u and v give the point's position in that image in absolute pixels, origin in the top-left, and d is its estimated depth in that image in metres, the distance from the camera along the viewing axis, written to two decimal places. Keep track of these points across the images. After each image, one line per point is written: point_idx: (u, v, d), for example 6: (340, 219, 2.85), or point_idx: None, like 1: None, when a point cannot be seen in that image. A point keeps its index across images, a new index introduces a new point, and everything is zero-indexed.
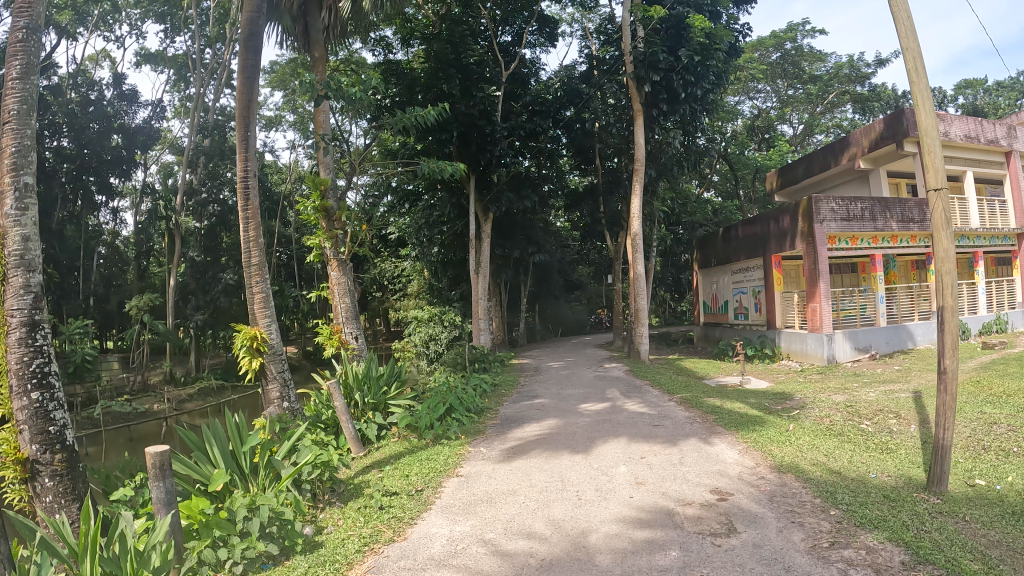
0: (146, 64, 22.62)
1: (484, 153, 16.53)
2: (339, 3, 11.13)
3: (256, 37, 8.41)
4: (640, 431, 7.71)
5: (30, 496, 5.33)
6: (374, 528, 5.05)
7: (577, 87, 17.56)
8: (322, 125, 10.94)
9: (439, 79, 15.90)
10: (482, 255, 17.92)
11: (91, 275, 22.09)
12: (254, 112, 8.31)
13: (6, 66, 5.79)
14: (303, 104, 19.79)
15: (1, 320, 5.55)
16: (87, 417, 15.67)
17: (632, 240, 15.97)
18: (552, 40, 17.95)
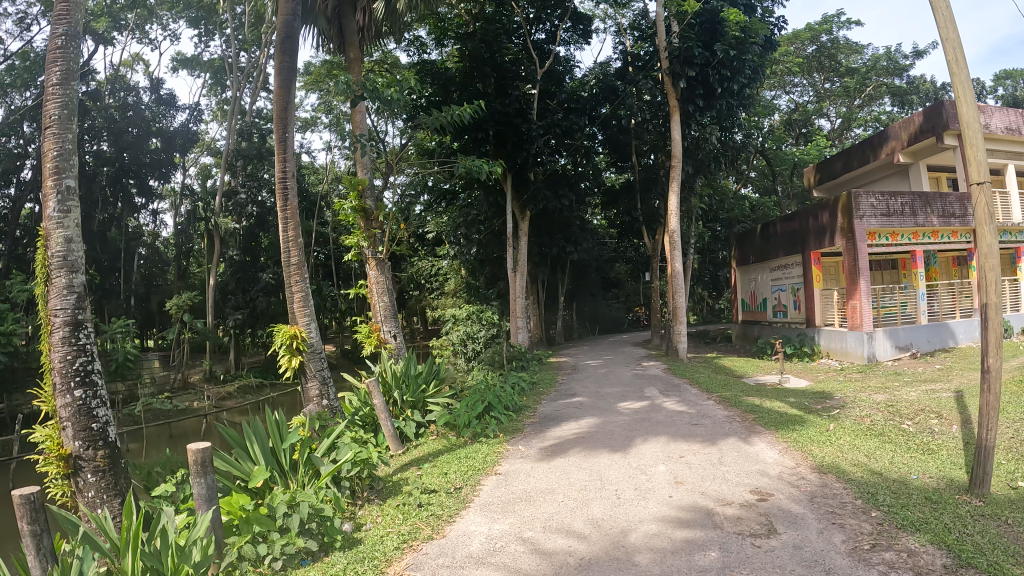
0: (183, 69, 23.08)
1: (521, 151, 16.61)
2: (373, 4, 11.25)
3: (291, 39, 8.49)
4: (679, 430, 7.64)
5: (73, 491, 5.47)
6: (413, 525, 5.08)
7: (612, 84, 17.59)
8: (359, 125, 11.04)
9: (475, 79, 16.14)
10: (520, 254, 17.93)
11: (133, 276, 22.63)
12: (291, 115, 8.46)
13: (47, 72, 5.94)
14: (337, 104, 20.00)
15: (46, 319, 5.70)
16: (127, 414, 16.07)
17: (670, 238, 15.82)
18: (586, 37, 17.81)
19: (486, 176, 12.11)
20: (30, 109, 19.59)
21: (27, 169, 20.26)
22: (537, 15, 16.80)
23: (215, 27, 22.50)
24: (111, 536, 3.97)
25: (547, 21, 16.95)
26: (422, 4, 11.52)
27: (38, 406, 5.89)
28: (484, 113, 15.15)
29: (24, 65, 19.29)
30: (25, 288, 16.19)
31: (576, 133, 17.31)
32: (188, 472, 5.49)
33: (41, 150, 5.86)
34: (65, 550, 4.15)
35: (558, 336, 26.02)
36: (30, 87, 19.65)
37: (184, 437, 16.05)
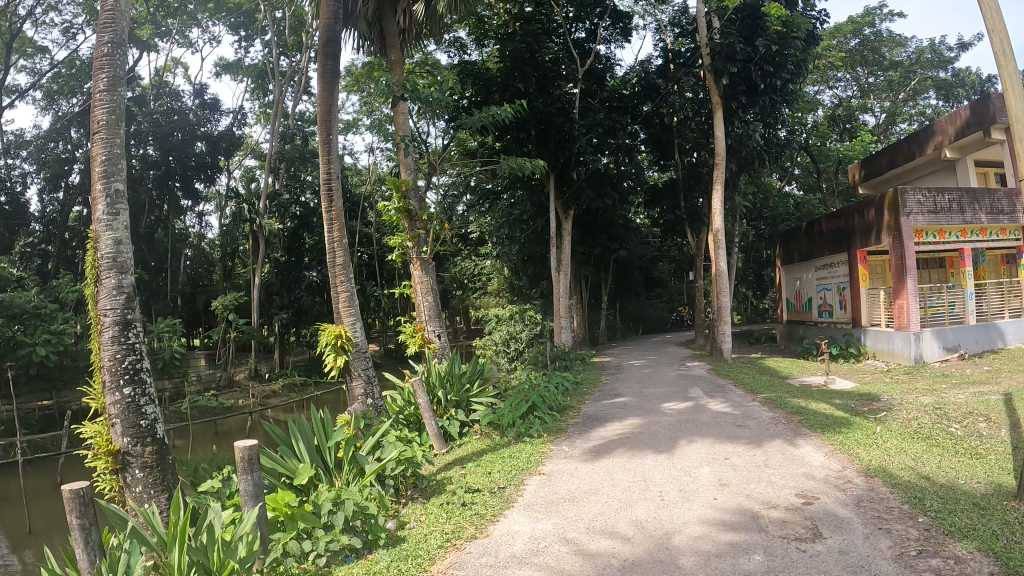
0: (225, 73, 23.56)
1: (563, 151, 16.46)
2: (413, 6, 11.36)
3: (334, 42, 8.58)
4: (724, 431, 7.55)
5: (122, 486, 5.62)
6: (457, 524, 5.10)
7: (653, 82, 17.17)
8: (401, 126, 11.13)
9: (516, 79, 16.04)
10: (564, 253, 17.91)
11: (180, 276, 23.12)
12: (334, 118, 8.61)
13: (94, 79, 6.09)
14: (379, 106, 20.19)
15: (96, 318, 5.86)
16: (174, 410, 16.50)
17: (713, 237, 15.61)
18: (626, 35, 17.74)
19: (529, 174, 12.08)
20: (79, 115, 20.24)
21: (76, 173, 20.91)
22: (576, 13, 16.70)
23: (256, 31, 22.88)
24: (158, 530, 4.07)
25: (587, 19, 16.90)
26: (463, 5, 11.58)
27: (89, 403, 6.06)
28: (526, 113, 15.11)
29: (71, 72, 19.92)
30: (76, 288, 16.72)
31: (619, 132, 17.21)
32: (234, 469, 5.59)
33: (91, 155, 6.03)
34: (113, 544, 4.24)
35: (602, 335, 25.79)
36: (77, 94, 20.27)
37: (229, 434, 16.51)
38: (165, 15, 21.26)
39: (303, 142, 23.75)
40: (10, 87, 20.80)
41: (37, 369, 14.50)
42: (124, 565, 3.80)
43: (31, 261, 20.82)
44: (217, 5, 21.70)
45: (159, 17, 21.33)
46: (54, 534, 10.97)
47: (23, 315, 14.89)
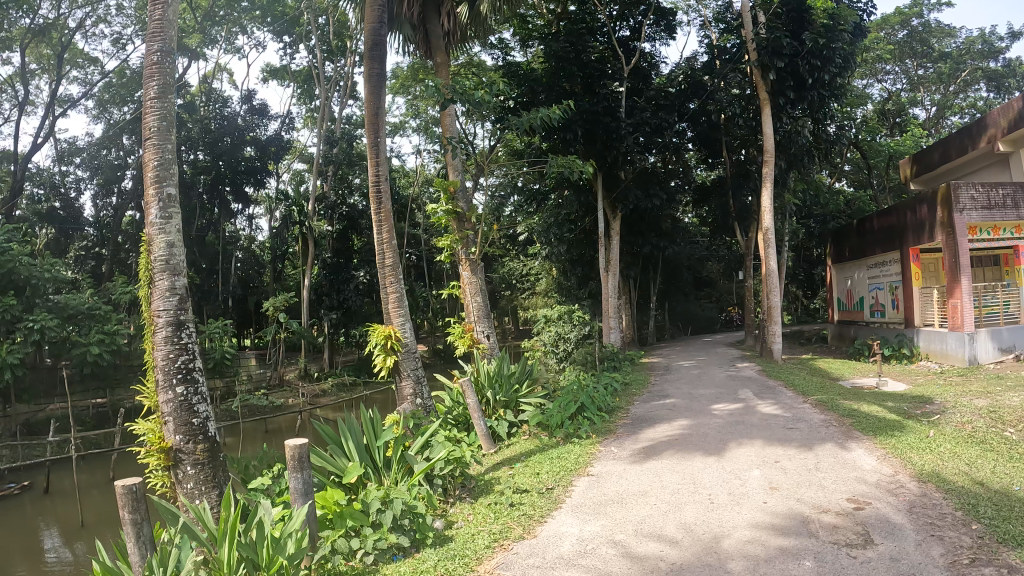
0: (272, 79, 24.06)
1: (611, 150, 16.47)
2: (458, 9, 11.46)
3: (379, 46, 8.69)
4: (774, 434, 7.41)
5: (174, 482, 5.77)
6: (504, 524, 5.12)
7: (699, 78, 17.31)
8: (449, 128, 11.25)
9: (561, 78, 15.96)
10: (613, 253, 17.82)
11: (231, 278, 23.68)
12: (382, 121, 8.70)
13: (145, 87, 6.25)
14: (425, 109, 20.34)
15: (151, 319, 6.02)
16: (225, 409, 16.96)
17: (763, 236, 15.34)
18: (671, 32, 17.57)
19: (578, 174, 12.06)
20: (129, 122, 20.87)
21: (129, 179, 21.60)
22: (621, 12, 16.70)
23: (301, 37, 23.28)
24: (208, 526, 4.16)
25: (630, 17, 16.79)
26: (507, 7, 11.64)
27: (142, 401, 6.24)
28: (572, 113, 15.07)
29: (122, 82, 20.58)
30: (129, 290, 17.30)
31: (666, 131, 17.04)
32: (284, 466, 5.70)
33: (144, 161, 6.20)
34: (163, 539, 4.34)
35: (650, 335, 25.53)
36: (128, 102, 20.95)
37: (278, 431, 17.06)
38: (212, 24, 21.82)
39: (348, 146, 24.13)
40: (64, 97, 21.57)
41: (91, 368, 14.97)
42: (175, 560, 3.90)
43: (85, 264, 21.57)
44: (262, 12, 22.15)
45: (206, 26, 21.91)
46: (106, 528, 11.34)
47: (78, 316, 15.44)
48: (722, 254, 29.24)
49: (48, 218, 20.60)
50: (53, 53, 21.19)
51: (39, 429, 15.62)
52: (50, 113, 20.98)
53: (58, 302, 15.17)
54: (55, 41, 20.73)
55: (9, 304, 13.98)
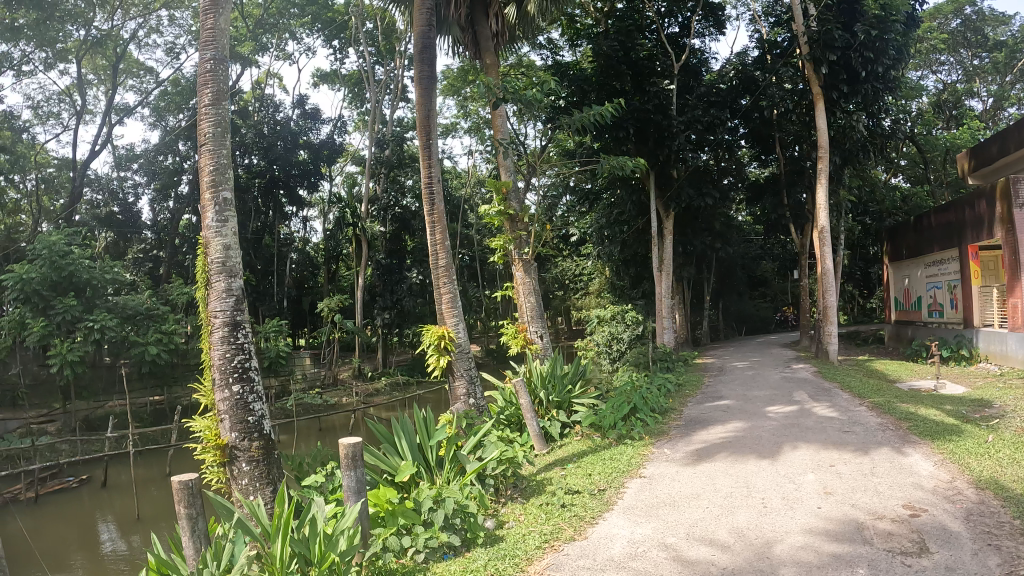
0: (323, 84, 24.52)
1: (662, 148, 16.29)
2: (505, 9, 11.49)
3: (428, 48, 8.78)
4: (829, 437, 7.23)
5: (229, 478, 5.92)
6: (555, 525, 5.11)
7: (751, 73, 17.02)
8: (500, 129, 11.31)
9: (611, 77, 15.86)
10: (664, 253, 17.63)
11: (285, 279, 24.21)
12: (433, 122, 8.79)
13: (200, 94, 6.43)
14: (476, 109, 20.44)
15: (208, 319, 6.20)
16: (281, 407, 17.41)
17: (818, 234, 14.99)
18: (720, 27, 17.35)
19: (631, 174, 11.97)
20: (185, 128, 21.53)
21: (185, 184, 22.24)
22: (669, 8, 16.49)
23: (350, 41, 23.65)
24: (262, 521, 4.25)
25: (679, 14, 16.68)
26: (555, 7, 11.67)
27: (198, 399, 6.43)
28: (623, 111, 14.97)
29: (177, 90, 21.33)
30: (186, 290, 17.81)
31: (718, 128, 16.81)
32: (337, 464, 5.79)
33: (200, 166, 6.38)
34: (217, 533, 4.44)
35: (702, 336, 25.17)
36: (183, 109, 21.66)
37: (332, 429, 17.44)
38: (263, 31, 22.40)
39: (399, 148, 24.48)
40: (121, 106, 22.37)
41: (149, 366, 15.49)
42: (229, 554, 3.98)
43: (143, 266, 22.31)
44: (312, 18, 22.60)
45: (258, 33, 22.46)
46: (161, 521, 11.69)
47: (137, 317, 15.98)
48: (775, 253, 28.66)
49: (108, 222, 21.38)
50: (110, 64, 21.99)
51: (100, 425, 16.21)
52: (107, 121, 21.76)
53: (117, 303, 15.72)
54: (110, 52, 21.44)
55: (70, 306, 14.55)
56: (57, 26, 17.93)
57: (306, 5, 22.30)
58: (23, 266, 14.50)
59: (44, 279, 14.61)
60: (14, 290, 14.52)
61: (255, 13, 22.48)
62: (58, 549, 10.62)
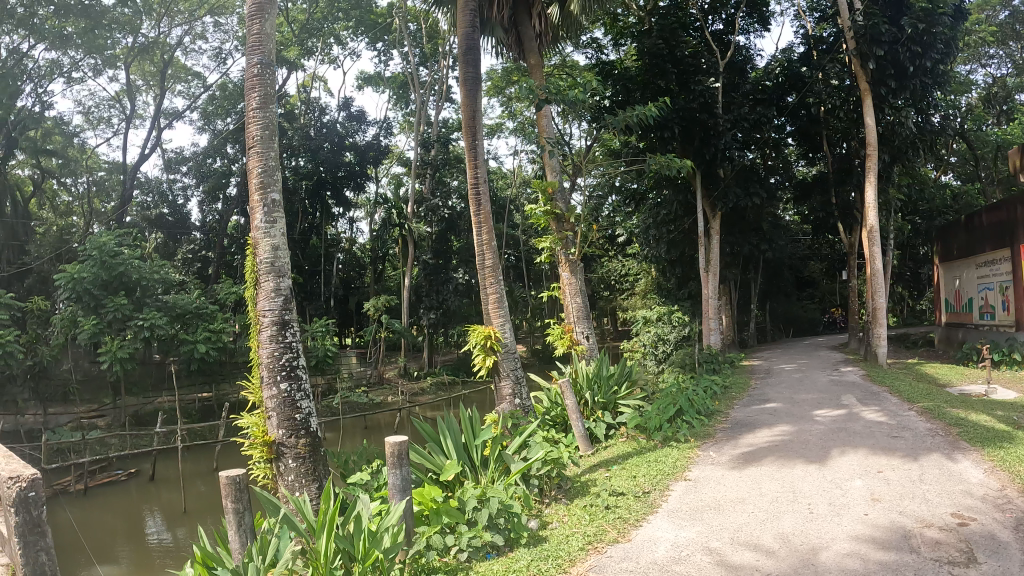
0: (367, 86, 24.86)
1: (708, 147, 16.08)
2: (548, 9, 11.49)
3: (473, 50, 8.83)
4: (877, 442, 7.05)
5: (276, 474, 6.05)
6: (599, 527, 5.09)
7: (797, 71, 16.72)
8: (545, 129, 11.33)
9: (655, 76, 15.71)
10: (710, 253, 17.40)
11: (332, 280, 24.65)
12: (479, 123, 8.85)
13: (248, 98, 6.56)
14: (521, 110, 20.49)
15: (258, 318, 6.33)
16: (327, 406, 17.72)
17: (867, 233, 14.62)
18: (765, 24, 17.05)
19: (677, 174, 11.85)
20: (232, 132, 22.08)
21: (233, 186, 22.74)
22: (713, 5, 16.30)
23: (394, 43, 23.94)
24: (307, 517, 4.31)
25: (723, 11, 16.48)
26: (598, 6, 11.62)
27: (248, 396, 6.59)
28: (668, 111, 14.84)
29: (224, 94, 22.01)
30: (234, 290, 18.24)
31: (765, 125, 16.61)
32: (383, 462, 5.87)
33: (249, 169, 6.52)
34: (263, 528, 4.52)
35: (748, 338, 24.80)
36: (232, 113, 22.31)
37: (377, 428, 17.68)
38: (309, 36, 22.84)
39: (443, 149, 24.68)
40: (170, 110, 23.04)
41: (198, 364, 15.88)
42: (274, 549, 4.06)
43: (192, 266, 22.77)
44: (355, 22, 22.94)
45: (303, 38, 22.91)
46: (207, 515, 12.00)
47: (187, 316, 16.45)
48: (823, 252, 28.04)
49: (158, 223, 22.08)
50: (160, 70, 22.67)
51: (149, 420, 16.67)
52: (157, 125, 22.44)
53: (167, 302, 16.19)
54: (158, 58, 22.08)
55: (121, 304, 15.01)
56: (105, 34, 18.53)
57: (350, 9, 22.64)
58: (76, 266, 15.06)
59: (95, 279, 15.14)
60: (67, 290, 15.08)
61: (300, 18, 22.96)
62: (105, 540, 10.97)
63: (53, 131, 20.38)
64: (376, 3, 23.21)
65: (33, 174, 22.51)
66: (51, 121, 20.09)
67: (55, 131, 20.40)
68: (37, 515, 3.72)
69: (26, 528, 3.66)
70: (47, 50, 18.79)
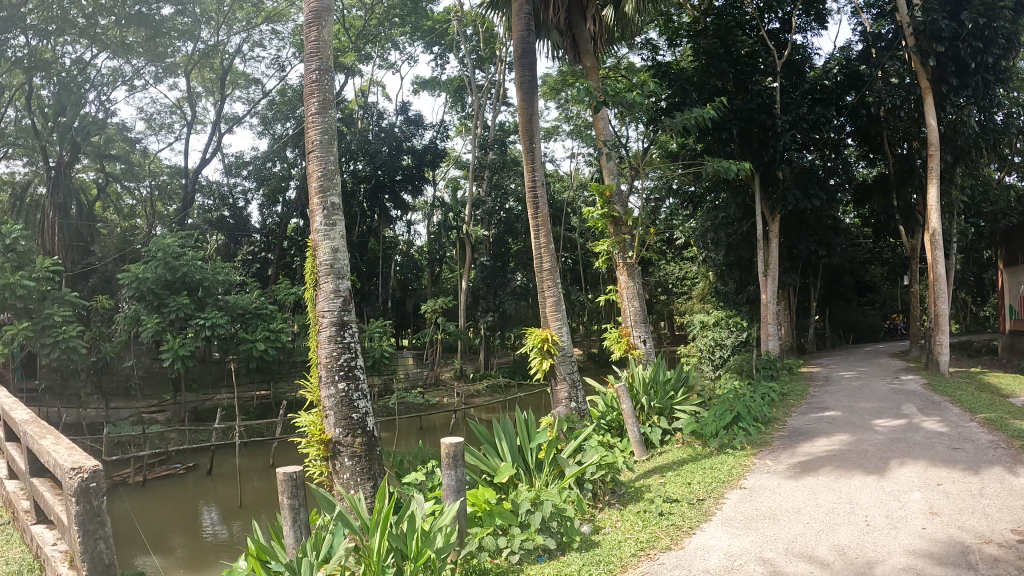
0: (424, 90, 25.21)
1: (767, 149, 15.77)
2: (603, 12, 11.46)
3: (528, 54, 8.87)
4: (937, 454, 6.79)
5: (332, 472, 6.20)
6: (652, 533, 5.03)
7: (855, 69, 16.16)
8: (602, 132, 11.29)
9: (713, 76, 15.43)
10: (770, 257, 17.02)
11: (390, 282, 25.05)
12: (535, 126, 8.85)
13: (308, 104, 6.72)
14: (578, 114, 20.47)
15: (317, 318, 6.48)
16: (383, 405, 18.02)
17: (930, 235, 14.05)
18: (823, 21, 16.61)
19: (735, 176, 11.61)
20: (292, 136, 22.74)
21: (293, 189, 23.31)
22: (769, 2, 15.95)
23: (450, 48, 24.25)
24: (361, 515, 4.36)
25: (780, 9, 16.07)
26: (652, 6, 11.62)
27: (306, 395, 6.75)
28: (726, 112, 14.58)
29: (285, 100, 22.80)
30: (293, 291, 18.71)
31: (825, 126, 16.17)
32: (437, 463, 5.93)
33: (309, 172, 6.66)
34: (317, 524, 4.59)
35: (807, 344, 24.16)
36: (291, 118, 22.97)
37: (432, 429, 17.92)
38: (365, 42, 23.33)
39: (499, 151, 24.83)
40: (230, 116, 23.80)
41: (257, 362, 16.30)
42: (327, 545, 4.13)
43: (252, 267, 23.33)
44: (412, 28, 23.31)
45: (360, 44, 23.40)
46: (262, 510, 12.32)
47: (246, 315, 16.93)
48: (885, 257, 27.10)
49: (219, 225, 22.77)
50: (217, 76, 23.45)
51: (209, 416, 17.20)
52: (218, 131, 23.20)
53: (228, 302, 16.70)
54: (218, 66, 22.83)
55: (183, 304, 15.56)
56: (165, 42, 19.37)
57: (406, 15, 22.96)
58: (140, 267, 15.75)
59: (158, 279, 15.76)
60: (132, 289, 15.71)
61: (357, 24, 23.44)
62: (163, 531, 11.35)
63: (116, 136, 21.35)
64: (431, 9, 23.52)
65: (97, 178, 23.49)
66: (114, 127, 20.99)
67: (117, 137, 21.34)
68: (98, 504, 3.48)
69: (85, 517, 3.43)
70: (109, 59, 19.74)
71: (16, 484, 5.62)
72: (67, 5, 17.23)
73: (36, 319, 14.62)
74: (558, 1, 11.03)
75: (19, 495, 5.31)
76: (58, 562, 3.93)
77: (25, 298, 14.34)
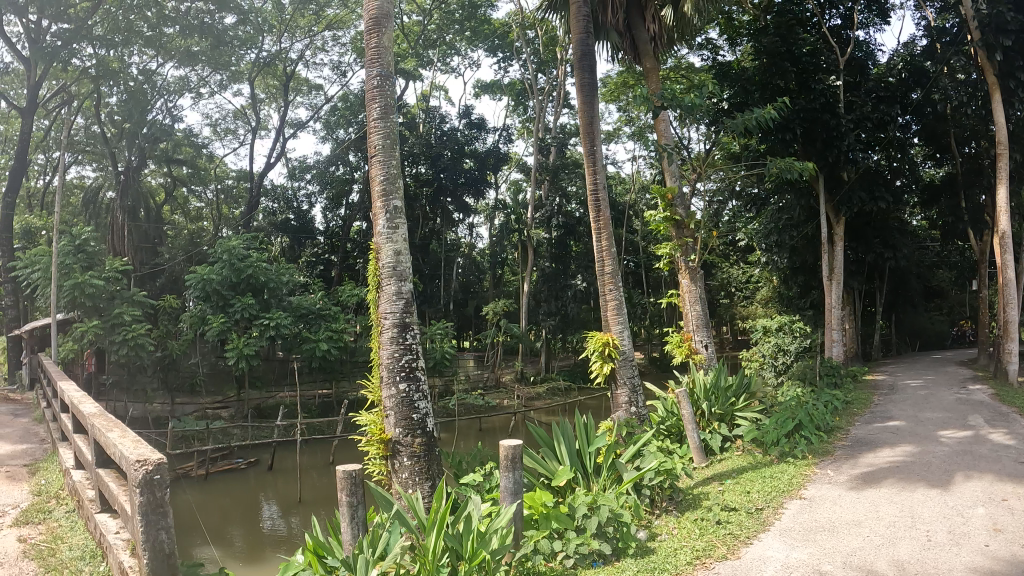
0: (486, 94, 25.43)
1: (831, 149, 15.33)
2: (663, 12, 11.39)
3: (587, 57, 8.84)
4: (1006, 468, 6.46)
5: (391, 471, 6.30)
6: (708, 542, 4.95)
7: (920, 65, 15.46)
8: (663, 134, 11.16)
9: (774, 76, 15.12)
10: (835, 261, 16.46)
11: (451, 283, 25.30)
12: (596, 128, 8.82)
13: (370, 109, 6.87)
14: (639, 116, 20.31)
15: (380, 320, 6.61)
16: (442, 406, 18.21)
17: (1002, 237, 13.39)
18: (886, 16, 16.08)
19: (799, 176, 11.29)
20: (354, 140, 23.21)
21: (355, 193, 23.95)
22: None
23: (513, 53, 24.42)
24: (417, 514, 4.42)
25: (841, 5, 15.66)
26: (712, 4, 11.24)
27: (367, 394, 6.89)
28: (789, 112, 14.23)
29: (347, 105, 23.39)
30: (355, 293, 19.12)
31: (891, 125, 15.57)
32: (494, 464, 5.98)
33: (372, 176, 6.79)
34: (375, 522, 4.68)
35: (872, 351, 23.40)
36: (353, 123, 23.52)
37: (491, 430, 18.00)
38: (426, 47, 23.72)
39: (559, 154, 24.79)
40: (294, 121, 24.52)
41: (319, 362, 16.67)
42: (383, 543, 4.21)
43: (315, 268, 23.75)
44: (472, 32, 23.58)
45: (420, 50, 23.86)
46: (319, 507, 12.61)
47: (310, 315, 17.39)
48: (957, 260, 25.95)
49: (284, 228, 23.47)
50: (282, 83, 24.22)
51: (273, 413, 17.69)
52: (282, 136, 23.95)
53: (291, 303, 17.19)
54: (282, 72, 23.47)
55: (247, 304, 16.10)
56: (228, 50, 20.05)
57: (465, 20, 23.21)
58: (206, 268, 16.37)
59: (223, 280, 16.36)
60: (198, 289, 16.34)
61: (416, 30, 23.78)
62: (224, 523, 11.76)
63: (183, 141, 22.26)
64: (491, 15, 23.75)
65: (167, 182, 24.47)
66: (181, 133, 21.84)
67: (184, 142, 22.24)
68: (161, 496, 3.63)
69: (148, 507, 3.59)
70: (175, 68, 20.62)
71: (83, 474, 5.93)
72: (132, 16, 17.89)
73: (106, 318, 15.34)
74: (617, 3, 10.96)
75: (86, 485, 5.58)
76: (120, 550, 4.14)
77: (95, 297, 15.07)
